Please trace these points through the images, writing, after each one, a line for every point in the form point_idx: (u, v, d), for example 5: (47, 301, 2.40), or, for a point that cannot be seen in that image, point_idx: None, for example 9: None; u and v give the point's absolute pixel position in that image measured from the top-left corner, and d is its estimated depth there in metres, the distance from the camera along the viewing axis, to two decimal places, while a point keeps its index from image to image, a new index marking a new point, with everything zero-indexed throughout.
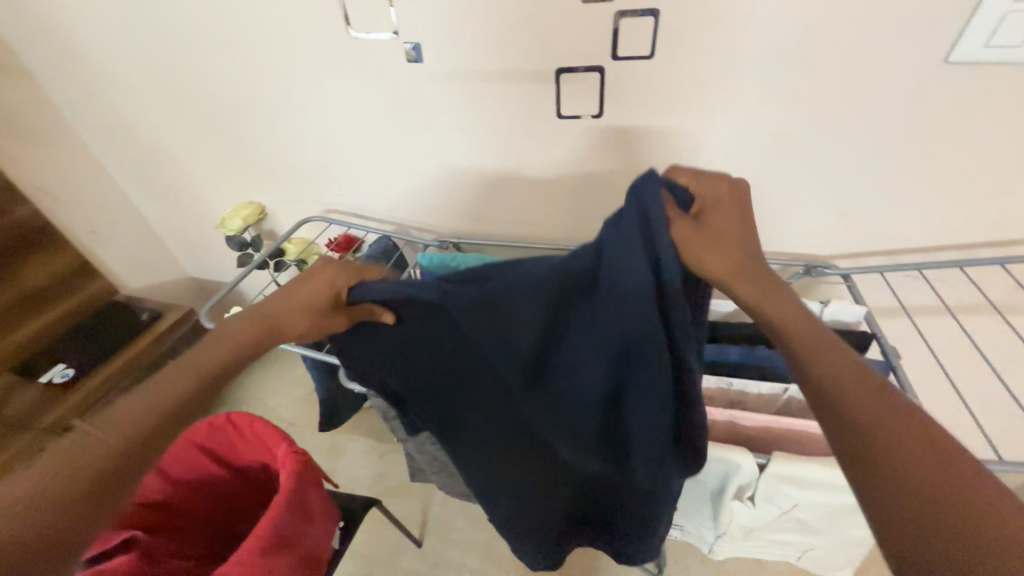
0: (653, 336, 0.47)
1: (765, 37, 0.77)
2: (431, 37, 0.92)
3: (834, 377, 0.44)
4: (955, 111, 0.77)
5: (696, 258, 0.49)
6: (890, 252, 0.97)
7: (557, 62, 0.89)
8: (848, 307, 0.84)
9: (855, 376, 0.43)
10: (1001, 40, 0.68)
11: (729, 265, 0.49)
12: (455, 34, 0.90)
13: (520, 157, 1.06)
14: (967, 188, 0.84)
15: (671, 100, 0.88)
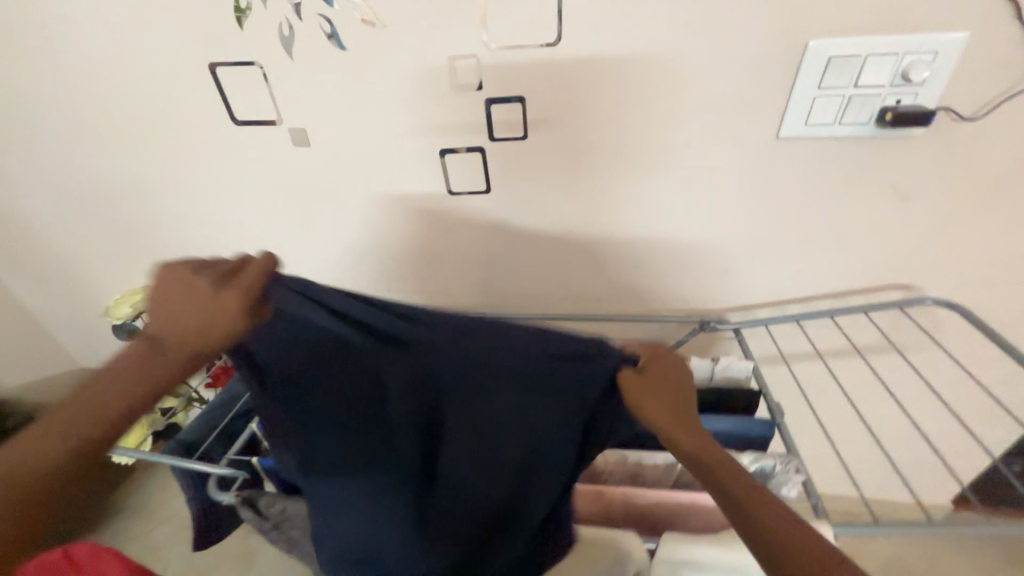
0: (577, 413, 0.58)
1: (622, 118, 0.84)
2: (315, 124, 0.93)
3: (741, 492, 0.48)
4: (797, 177, 0.84)
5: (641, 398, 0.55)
6: (775, 303, 1.01)
7: (440, 144, 0.92)
8: (736, 362, 0.85)
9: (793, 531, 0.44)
10: (815, 119, 0.76)
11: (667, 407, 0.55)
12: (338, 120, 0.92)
13: (418, 231, 1.05)
14: (824, 243, 0.91)
15: (550, 174, 0.92)
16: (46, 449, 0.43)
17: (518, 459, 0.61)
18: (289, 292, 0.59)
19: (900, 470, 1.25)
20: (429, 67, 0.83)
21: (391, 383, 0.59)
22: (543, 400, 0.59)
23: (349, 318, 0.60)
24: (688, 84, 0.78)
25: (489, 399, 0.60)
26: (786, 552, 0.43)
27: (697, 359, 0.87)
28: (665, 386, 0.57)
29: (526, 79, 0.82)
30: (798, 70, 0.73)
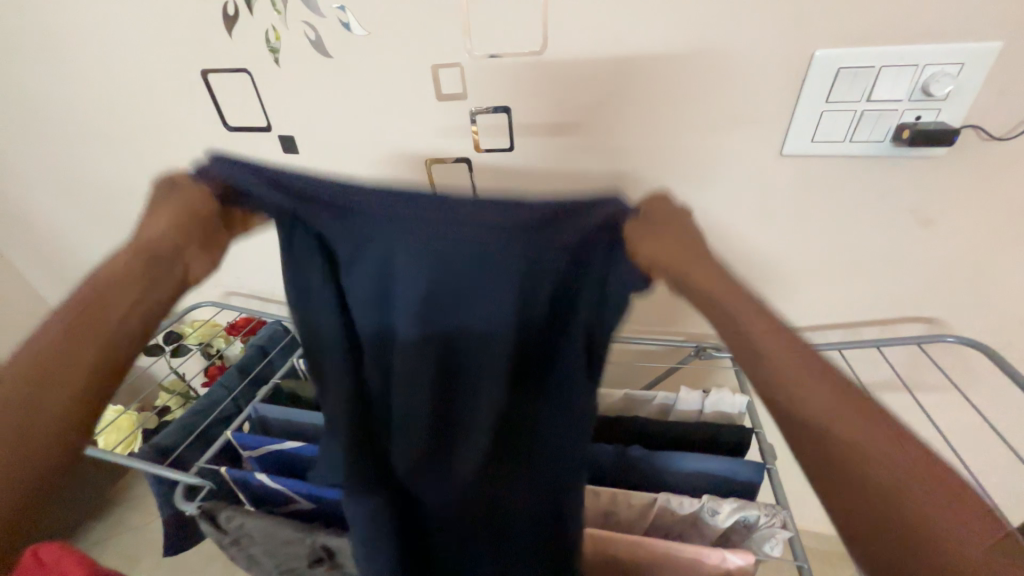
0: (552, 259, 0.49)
1: (613, 130, 0.79)
2: (302, 131, 0.92)
3: (887, 481, 0.30)
4: (804, 197, 0.77)
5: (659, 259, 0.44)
6: (780, 330, 0.94)
7: (426, 153, 0.89)
8: (728, 395, 0.78)
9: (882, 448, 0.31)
10: (824, 133, 0.70)
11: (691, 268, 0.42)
12: (324, 127, 0.90)
13: None
14: (834, 268, 0.83)
15: (538, 187, 0.88)
16: (55, 339, 0.36)
17: (490, 284, 0.49)
18: (227, 165, 0.47)
19: None
20: (413, 75, 0.81)
21: (328, 187, 0.47)
22: (529, 238, 0.47)
23: (302, 197, 0.47)
24: (685, 95, 0.73)
25: (471, 307, 0.51)
26: (907, 549, 0.28)
27: (687, 390, 0.80)
28: (675, 219, 0.47)
29: (512, 89, 0.78)
30: (804, 82, 0.67)
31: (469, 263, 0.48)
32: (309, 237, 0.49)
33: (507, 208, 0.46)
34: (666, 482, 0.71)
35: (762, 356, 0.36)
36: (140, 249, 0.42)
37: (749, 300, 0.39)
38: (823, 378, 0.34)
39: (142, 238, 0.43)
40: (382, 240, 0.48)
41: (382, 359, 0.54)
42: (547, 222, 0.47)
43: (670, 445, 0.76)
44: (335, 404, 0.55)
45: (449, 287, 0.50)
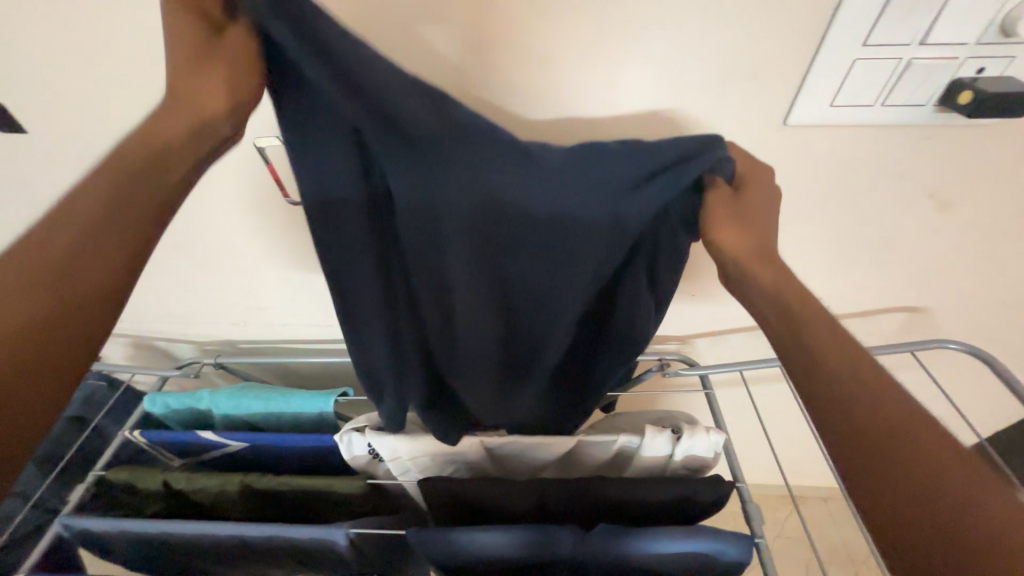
0: (609, 249, 0.51)
1: (545, 96, 0.53)
2: (47, 95, 0.57)
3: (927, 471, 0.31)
4: (802, 181, 0.58)
5: (725, 219, 0.45)
6: (748, 327, 0.80)
7: (260, 131, 0.58)
8: (700, 437, 0.64)
9: (902, 419, 0.33)
10: (850, 93, 0.48)
11: (753, 248, 0.44)
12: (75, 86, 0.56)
13: (266, 246, 0.74)
14: (820, 261, 0.68)
15: None
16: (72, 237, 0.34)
17: (553, 228, 0.50)
18: (284, 29, 0.37)
19: None
20: None
21: (408, 120, 0.42)
22: (607, 198, 0.47)
23: (375, 112, 0.41)
24: (643, 37, 0.48)
25: (514, 263, 0.53)
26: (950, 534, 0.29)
27: (655, 430, 0.64)
28: (750, 221, 0.45)
29: (378, 23, 0.49)
30: (838, 8, 0.43)
31: (555, 223, 0.49)
32: (389, 143, 0.43)
33: (610, 160, 0.46)
34: (635, 563, 0.58)
35: (800, 352, 0.39)
36: (143, 147, 0.38)
37: (826, 328, 0.39)
38: (846, 376, 0.36)
39: (180, 100, 0.38)
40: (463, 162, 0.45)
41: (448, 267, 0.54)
42: (634, 189, 0.47)
43: (637, 509, 0.62)
44: (393, 307, 0.56)
45: (508, 230, 0.50)
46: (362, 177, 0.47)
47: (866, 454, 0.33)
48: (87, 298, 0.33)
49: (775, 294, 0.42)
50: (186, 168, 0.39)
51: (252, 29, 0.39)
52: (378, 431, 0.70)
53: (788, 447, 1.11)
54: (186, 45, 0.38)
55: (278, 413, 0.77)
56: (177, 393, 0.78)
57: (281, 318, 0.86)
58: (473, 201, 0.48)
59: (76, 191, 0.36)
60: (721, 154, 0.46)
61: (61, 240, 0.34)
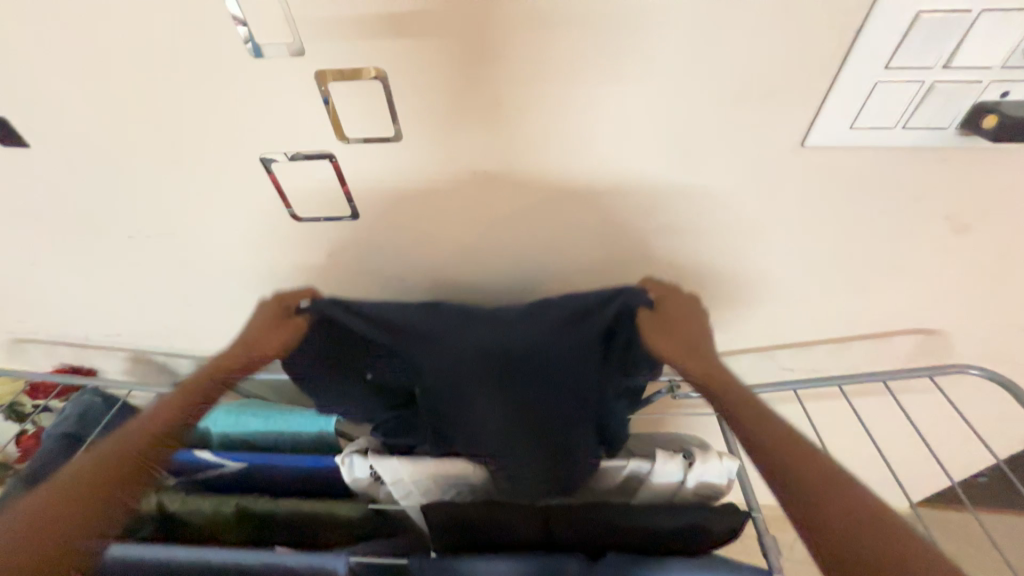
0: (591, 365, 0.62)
1: (557, 115, 0.52)
2: (54, 109, 0.56)
3: (853, 509, 0.45)
4: (820, 203, 0.57)
5: (655, 329, 0.59)
6: (759, 347, 0.79)
7: (268, 147, 0.57)
8: (713, 464, 0.62)
9: (821, 476, 0.48)
10: (871, 115, 0.47)
11: (694, 350, 0.59)
12: (84, 103, 0.55)
13: (271, 263, 0.73)
14: (836, 283, 0.67)
15: (449, 193, 0.61)
16: (97, 483, 0.52)
17: (546, 359, 0.60)
18: (331, 304, 0.62)
19: (873, 485, 1.16)
20: (212, 19, 0.48)
21: (397, 319, 0.61)
22: (574, 321, 0.59)
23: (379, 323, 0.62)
24: (659, 59, 0.47)
25: (525, 392, 0.62)
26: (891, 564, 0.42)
27: (666, 456, 0.62)
28: (673, 324, 0.59)
29: (389, 41, 0.48)
30: (859, 33, 0.43)
31: (540, 358, 0.60)
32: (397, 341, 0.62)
33: (553, 306, 0.59)
34: None
35: (743, 429, 0.54)
36: (219, 369, 0.63)
37: (753, 412, 0.54)
38: (790, 450, 0.50)
39: (254, 345, 0.63)
40: (441, 343, 0.60)
41: (463, 396, 0.63)
42: (586, 313, 0.59)
43: (649, 538, 0.60)
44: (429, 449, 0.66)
45: (515, 367, 0.60)
46: (383, 364, 0.65)
47: (813, 521, 0.46)
48: (94, 500, 0.52)
49: (706, 369, 0.58)
50: (212, 382, 0.63)
51: (309, 320, 0.64)
52: (379, 452, 0.68)
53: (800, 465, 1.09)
54: (265, 317, 0.64)
55: (278, 432, 0.75)
56: None
57: None
58: (472, 349, 0.60)
59: (165, 400, 0.61)
60: (630, 292, 0.59)
61: (137, 425, 0.58)
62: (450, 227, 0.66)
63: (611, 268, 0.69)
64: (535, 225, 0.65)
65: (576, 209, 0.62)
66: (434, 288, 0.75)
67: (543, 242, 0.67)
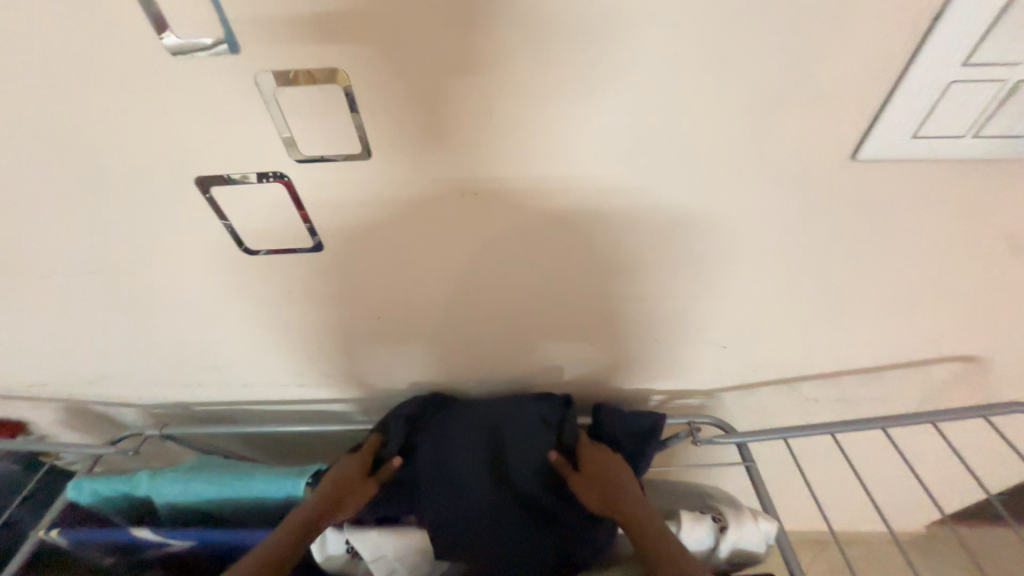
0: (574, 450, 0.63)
1: (560, 123, 0.44)
2: None
3: None
4: (858, 220, 0.50)
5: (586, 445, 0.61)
6: (780, 377, 0.71)
7: (208, 167, 0.47)
8: (749, 528, 0.53)
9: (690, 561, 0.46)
10: (936, 121, 0.41)
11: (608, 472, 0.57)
12: None
13: (223, 302, 0.62)
14: (871, 308, 0.60)
15: (431, 217, 0.52)
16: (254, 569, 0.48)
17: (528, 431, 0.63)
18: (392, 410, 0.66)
19: (893, 509, 1.09)
20: (120, 13, 0.37)
21: (427, 414, 0.66)
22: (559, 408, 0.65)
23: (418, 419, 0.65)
24: (680, 57, 0.40)
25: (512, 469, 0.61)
26: None
27: (694, 519, 0.53)
28: (598, 456, 0.59)
29: (352, 36, 0.39)
30: (925, 23, 0.36)
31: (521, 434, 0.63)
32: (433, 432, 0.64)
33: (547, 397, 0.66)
34: None
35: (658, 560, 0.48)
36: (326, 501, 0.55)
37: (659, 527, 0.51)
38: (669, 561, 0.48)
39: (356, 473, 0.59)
40: (443, 425, 0.64)
41: (462, 471, 0.60)
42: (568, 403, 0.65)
43: None
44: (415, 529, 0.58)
45: (502, 442, 0.62)
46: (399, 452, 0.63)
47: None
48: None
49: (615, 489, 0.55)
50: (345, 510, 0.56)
51: (381, 436, 0.63)
52: (357, 525, 0.58)
53: (817, 493, 1.02)
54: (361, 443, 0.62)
55: (236, 500, 0.64)
56: (111, 478, 0.65)
57: (243, 379, 0.73)
58: (469, 427, 0.63)
59: (280, 534, 0.52)
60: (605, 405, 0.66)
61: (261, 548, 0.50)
62: (433, 266, 0.58)
63: (617, 297, 0.62)
64: (530, 259, 0.57)
65: (578, 236, 0.54)
66: (416, 330, 0.66)
67: (539, 277, 0.60)
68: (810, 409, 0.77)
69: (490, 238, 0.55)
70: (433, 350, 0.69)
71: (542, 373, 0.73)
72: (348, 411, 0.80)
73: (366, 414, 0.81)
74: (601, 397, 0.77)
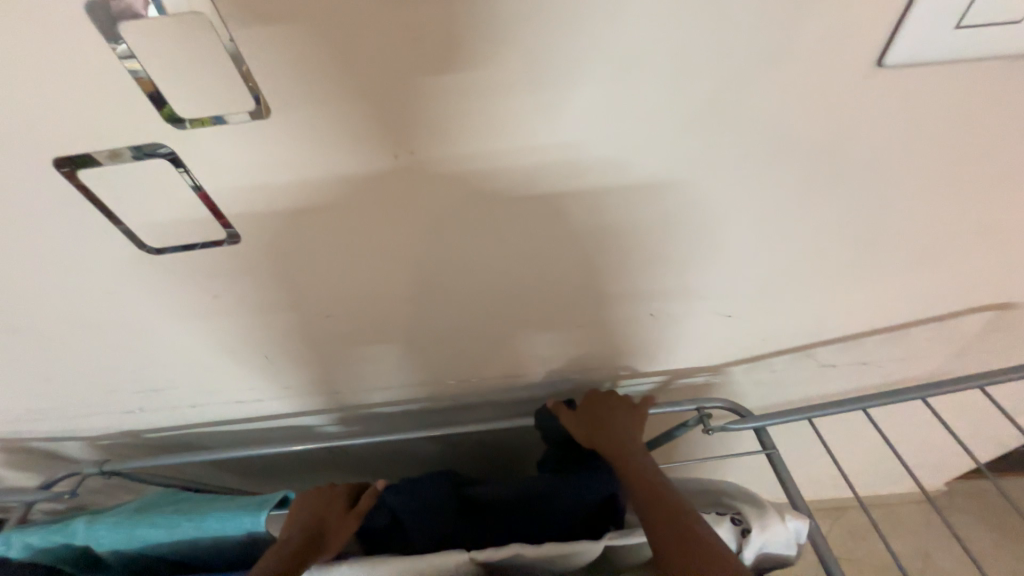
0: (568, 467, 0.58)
1: (511, 55, 0.35)
2: None
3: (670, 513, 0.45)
4: (878, 150, 0.42)
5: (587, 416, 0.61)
6: (796, 347, 0.63)
7: (71, 147, 0.37)
8: (776, 530, 0.45)
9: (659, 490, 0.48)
10: (985, 7, 0.33)
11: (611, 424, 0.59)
12: None
13: (143, 316, 0.53)
14: (896, 256, 0.52)
15: (368, 196, 0.43)
16: None
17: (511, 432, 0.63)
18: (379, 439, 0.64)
19: (917, 473, 1.02)
20: None
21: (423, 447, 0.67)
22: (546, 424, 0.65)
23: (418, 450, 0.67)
24: None
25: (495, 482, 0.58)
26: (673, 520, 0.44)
27: (711, 524, 0.45)
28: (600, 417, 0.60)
29: None
30: None
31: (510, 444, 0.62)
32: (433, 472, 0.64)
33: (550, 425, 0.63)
34: None
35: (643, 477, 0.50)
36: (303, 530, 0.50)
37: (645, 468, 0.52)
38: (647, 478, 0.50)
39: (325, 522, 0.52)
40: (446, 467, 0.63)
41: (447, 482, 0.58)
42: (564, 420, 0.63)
43: None
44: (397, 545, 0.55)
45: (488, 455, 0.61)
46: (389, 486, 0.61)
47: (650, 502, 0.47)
48: None
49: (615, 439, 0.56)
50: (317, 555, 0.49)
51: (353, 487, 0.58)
52: (326, 563, 0.49)
53: (836, 465, 0.95)
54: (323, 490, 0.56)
55: (190, 541, 0.56)
56: (45, 528, 0.56)
57: (187, 399, 0.65)
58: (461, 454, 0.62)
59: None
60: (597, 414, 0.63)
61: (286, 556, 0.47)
62: (381, 260, 0.50)
63: (605, 273, 0.53)
64: (503, 242, 0.49)
65: (546, 203, 0.45)
66: (376, 331, 0.58)
67: (512, 261, 0.51)
68: (828, 378, 0.69)
69: (444, 222, 0.46)
70: (403, 352, 0.61)
71: (526, 365, 0.65)
72: (318, 425, 0.72)
73: (338, 425, 0.72)
74: (597, 385, 0.69)
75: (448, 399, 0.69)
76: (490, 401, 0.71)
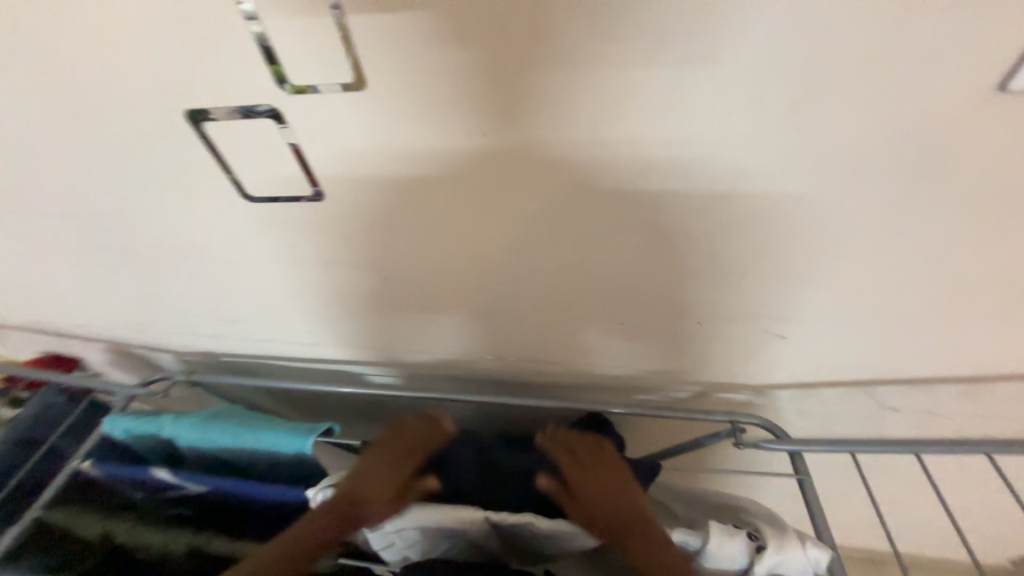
0: None
1: (598, 49, 0.36)
2: None
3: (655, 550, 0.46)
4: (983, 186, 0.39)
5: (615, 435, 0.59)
6: (852, 380, 0.60)
7: (199, 101, 0.43)
8: (793, 554, 0.45)
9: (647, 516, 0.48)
10: None
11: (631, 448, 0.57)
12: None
13: (235, 255, 0.60)
14: (985, 302, 0.48)
15: (440, 171, 0.46)
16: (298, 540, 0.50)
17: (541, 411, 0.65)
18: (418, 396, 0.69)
19: (971, 540, 0.93)
20: None
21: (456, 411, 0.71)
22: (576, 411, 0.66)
23: None
24: None
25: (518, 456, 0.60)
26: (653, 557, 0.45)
27: (725, 535, 0.46)
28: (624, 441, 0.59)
29: None
30: None
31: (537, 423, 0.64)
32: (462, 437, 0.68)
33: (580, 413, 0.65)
34: None
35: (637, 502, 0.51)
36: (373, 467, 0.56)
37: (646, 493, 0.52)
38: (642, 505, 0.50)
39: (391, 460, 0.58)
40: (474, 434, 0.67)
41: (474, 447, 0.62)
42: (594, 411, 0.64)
43: None
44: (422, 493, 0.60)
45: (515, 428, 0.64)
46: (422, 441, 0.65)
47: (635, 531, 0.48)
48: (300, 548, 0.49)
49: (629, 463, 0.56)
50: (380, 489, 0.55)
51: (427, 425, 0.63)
52: None
53: (878, 512, 0.89)
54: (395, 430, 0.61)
55: (249, 453, 0.64)
56: (139, 419, 0.67)
57: (261, 333, 0.73)
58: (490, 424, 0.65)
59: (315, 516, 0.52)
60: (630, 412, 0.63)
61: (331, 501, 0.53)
62: (443, 231, 0.52)
63: (658, 274, 0.52)
64: (561, 230, 0.50)
65: (609, 196, 0.46)
66: (429, 298, 0.62)
67: (566, 249, 0.52)
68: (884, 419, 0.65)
69: (507, 203, 0.48)
70: (451, 321, 0.65)
71: (565, 352, 0.66)
72: (367, 375, 0.78)
73: (384, 378, 0.79)
74: (633, 383, 0.69)
75: (486, 372, 0.73)
76: (525, 381, 0.73)
